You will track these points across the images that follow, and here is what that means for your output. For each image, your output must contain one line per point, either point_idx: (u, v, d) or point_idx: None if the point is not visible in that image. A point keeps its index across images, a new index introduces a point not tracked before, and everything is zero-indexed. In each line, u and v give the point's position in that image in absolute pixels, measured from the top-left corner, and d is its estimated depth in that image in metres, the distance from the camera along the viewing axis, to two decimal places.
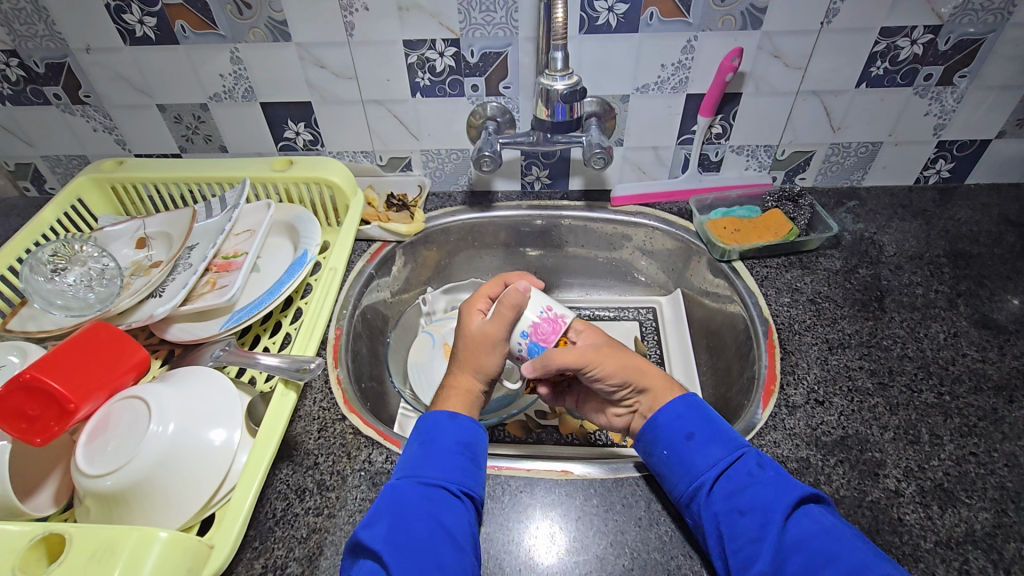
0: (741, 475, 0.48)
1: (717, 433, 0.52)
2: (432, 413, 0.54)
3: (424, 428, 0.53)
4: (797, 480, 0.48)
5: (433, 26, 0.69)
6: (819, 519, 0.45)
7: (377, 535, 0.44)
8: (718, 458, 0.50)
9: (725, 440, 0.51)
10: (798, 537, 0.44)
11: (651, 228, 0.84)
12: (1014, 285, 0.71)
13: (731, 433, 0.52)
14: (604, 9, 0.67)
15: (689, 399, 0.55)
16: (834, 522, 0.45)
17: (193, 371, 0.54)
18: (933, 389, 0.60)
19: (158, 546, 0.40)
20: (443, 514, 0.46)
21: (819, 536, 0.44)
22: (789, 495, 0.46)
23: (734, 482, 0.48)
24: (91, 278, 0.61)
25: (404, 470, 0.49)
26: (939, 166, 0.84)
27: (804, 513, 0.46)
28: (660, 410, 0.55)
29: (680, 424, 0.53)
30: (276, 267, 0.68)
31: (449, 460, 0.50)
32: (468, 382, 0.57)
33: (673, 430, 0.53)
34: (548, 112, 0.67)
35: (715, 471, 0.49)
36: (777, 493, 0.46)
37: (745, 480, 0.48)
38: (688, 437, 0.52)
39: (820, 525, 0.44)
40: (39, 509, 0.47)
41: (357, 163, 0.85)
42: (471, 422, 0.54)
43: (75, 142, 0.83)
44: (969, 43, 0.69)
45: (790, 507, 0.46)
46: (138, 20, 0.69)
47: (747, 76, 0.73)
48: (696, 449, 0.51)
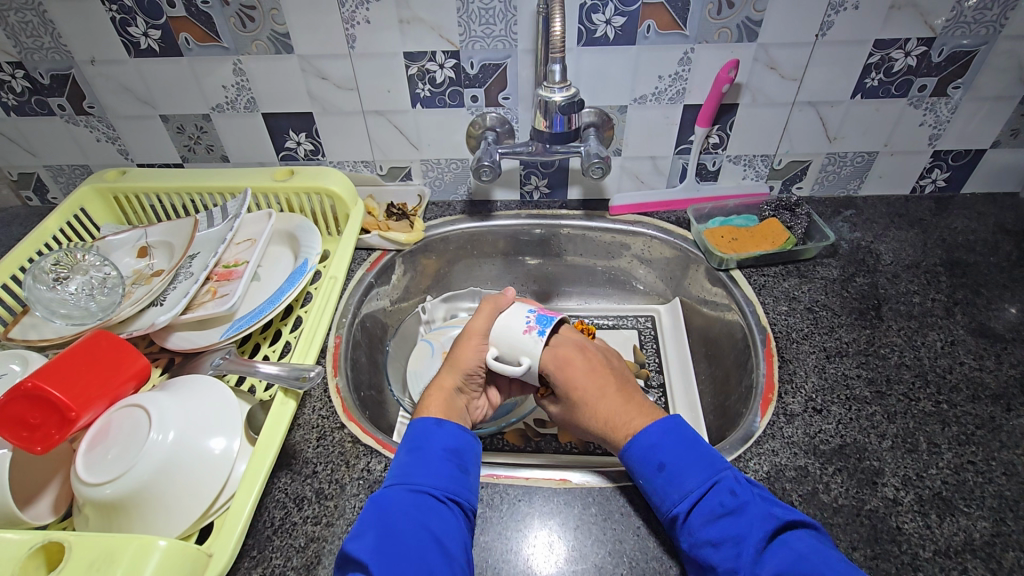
0: (715, 505, 0.47)
1: (690, 459, 0.50)
2: (420, 419, 0.55)
3: (414, 435, 0.53)
4: (772, 507, 0.47)
5: (434, 39, 0.70)
6: (793, 547, 0.44)
7: (365, 545, 0.44)
8: (691, 488, 0.48)
9: (698, 465, 0.50)
10: (774, 570, 0.43)
11: (649, 237, 0.84)
12: (1011, 294, 0.72)
13: (707, 458, 0.50)
14: (602, 22, 0.68)
15: (667, 423, 0.53)
16: (810, 549, 0.43)
17: (192, 379, 0.54)
18: (931, 397, 0.60)
19: (157, 554, 0.40)
20: (431, 521, 0.46)
21: (795, 566, 0.42)
22: (763, 526, 0.45)
23: (709, 511, 0.47)
24: (93, 287, 0.62)
25: (394, 477, 0.50)
26: (935, 175, 0.84)
27: (781, 543, 0.44)
28: (633, 437, 0.54)
29: (652, 454, 0.51)
30: (277, 277, 0.69)
31: (437, 467, 0.50)
32: (449, 381, 0.59)
33: (645, 460, 0.51)
34: (546, 124, 0.68)
35: (689, 502, 0.48)
36: (749, 526, 0.45)
37: (719, 511, 0.47)
38: (660, 467, 0.50)
39: (795, 554, 0.43)
40: (39, 517, 0.47)
41: (357, 173, 0.86)
42: (455, 427, 0.54)
43: (79, 153, 0.84)
44: (962, 55, 0.70)
45: (762, 540, 0.45)
46: (142, 32, 0.70)
47: (743, 87, 0.74)
48: (669, 479, 0.50)
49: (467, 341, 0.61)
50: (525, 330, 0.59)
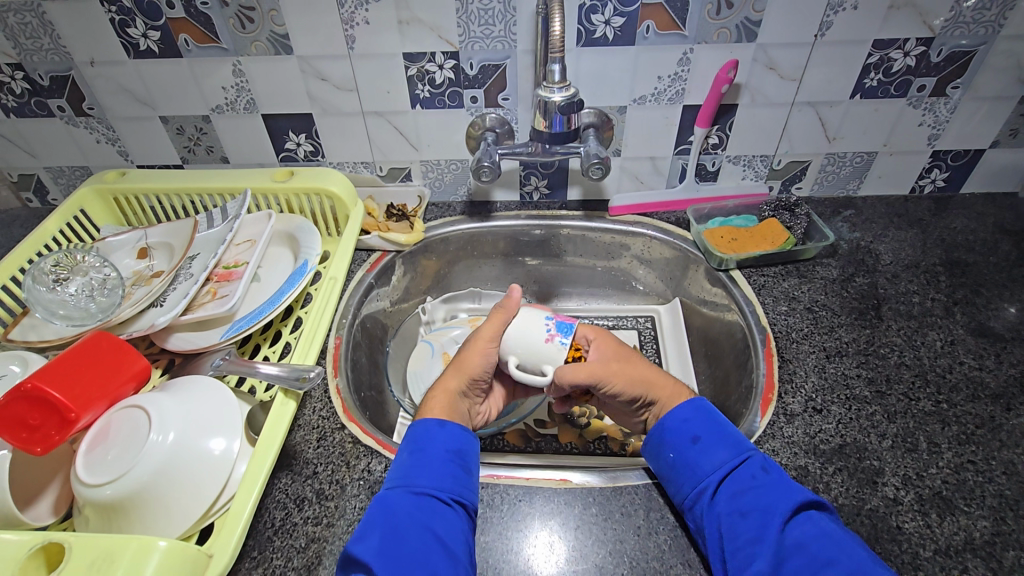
0: (745, 478, 0.49)
1: (722, 436, 0.52)
2: (421, 421, 0.54)
3: (415, 437, 0.53)
4: (799, 484, 0.48)
5: (433, 39, 0.70)
6: (819, 523, 0.45)
7: (369, 547, 0.44)
8: (723, 461, 0.50)
9: (730, 441, 0.52)
10: (797, 539, 0.44)
11: (649, 238, 0.84)
12: (1011, 293, 0.72)
13: (738, 436, 0.52)
14: (601, 23, 0.68)
15: (696, 403, 0.55)
16: (834, 526, 0.45)
17: (192, 380, 0.54)
18: (931, 397, 0.60)
19: (158, 555, 0.40)
20: (434, 523, 0.46)
21: (820, 539, 0.44)
22: (791, 497, 0.47)
23: (738, 485, 0.48)
24: (93, 287, 0.62)
25: (394, 480, 0.49)
26: (934, 175, 0.84)
27: (807, 518, 0.46)
28: (666, 414, 0.55)
29: (686, 427, 0.53)
30: (277, 277, 0.69)
31: (440, 469, 0.50)
32: (455, 383, 0.58)
33: (679, 432, 0.53)
34: (546, 124, 0.68)
35: (720, 473, 0.49)
36: (779, 498, 0.47)
37: (748, 483, 0.48)
38: (694, 440, 0.52)
39: (820, 529, 0.45)
40: (38, 518, 0.47)
41: (357, 174, 0.86)
42: (460, 428, 0.54)
43: (78, 154, 0.84)
44: (961, 55, 0.70)
45: (790, 510, 0.46)
46: (142, 34, 0.70)
47: (742, 88, 0.74)
48: (701, 452, 0.51)
49: (476, 344, 0.60)
50: (547, 338, 0.58)
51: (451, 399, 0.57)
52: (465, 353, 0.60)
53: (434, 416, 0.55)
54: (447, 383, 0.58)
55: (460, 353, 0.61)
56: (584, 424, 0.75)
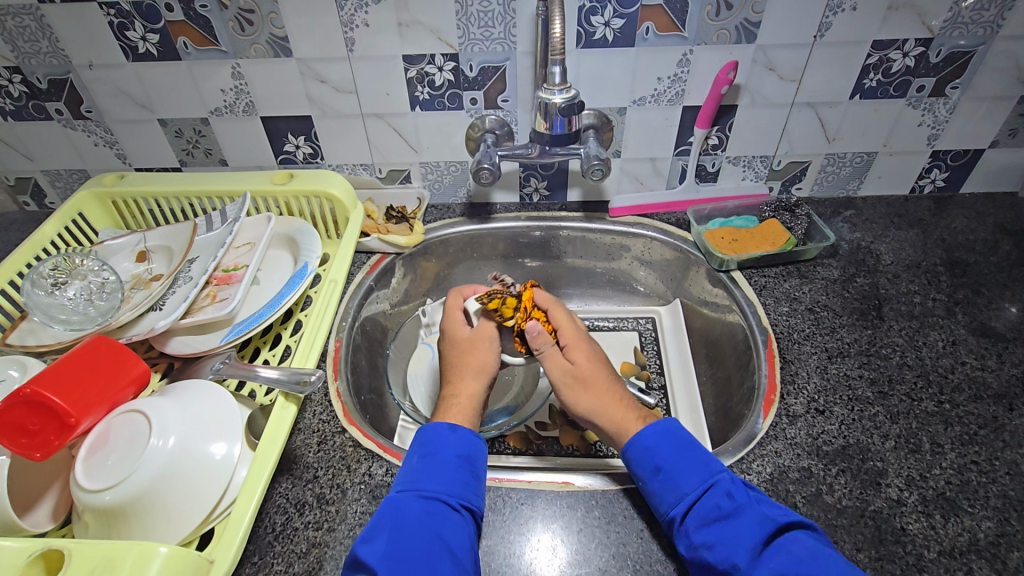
0: (711, 507, 0.48)
1: (686, 462, 0.51)
2: (432, 425, 0.55)
3: (424, 441, 0.53)
4: (769, 509, 0.47)
5: (432, 41, 0.70)
6: (791, 549, 0.44)
7: (376, 550, 0.44)
8: (689, 491, 0.49)
9: (695, 468, 0.50)
10: (772, 571, 0.43)
11: (649, 239, 0.84)
12: (1011, 293, 0.72)
13: (705, 460, 0.51)
14: (601, 24, 0.68)
15: (660, 427, 0.54)
16: (810, 552, 0.43)
17: (191, 384, 0.54)
18: (933, 398, 0.60)
19: (158, 560, 0.40)
20: (443, 530, 0.46)
21: (793, 567, 0.43)
22: (759, 528, 0.45)
23: (703, 514, 0.47)
24: (92, 292, 0.61)
25: (403, 483, 0.50)
26: (934, 175, 0.84)
27: (777, 546, 0.44)
28: (630, 439, 0.55)
29: (649, 457, 0.52)
30: (277, 280, 0.69)
31: (451, 474, 0.50)
32: (475, 385, 0.60)
33: (642, 462, 0.52)
34: (547, 125, 0.68)
35: (686, 503, 0.48)
36: (746, 529, 0.46)
37: (714, 513, 0.47)
38: (657, 470, 0.51)
39: (792, 557, 0.43)
40: (37, 525, 0.47)
41: (357, 176, 0.86)
42: (470, 433, 0.54)
43: (76, 158, 0.84)
44: (960, 55, 0.70)
45: (760, 540, 0.45)
46: (140, 36, 0.70)
47: (742, 89, 0.74)
48: (665, 483, 0.50)
49: (476, 344, 0.63)
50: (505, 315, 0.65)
51: (475, 401, 0.59)
52: (470, 358, 0.62)
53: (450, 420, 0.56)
54: (466, 386, 0.60)
55: (464, 357, 0.62)
56: (585, 426, 0.74)
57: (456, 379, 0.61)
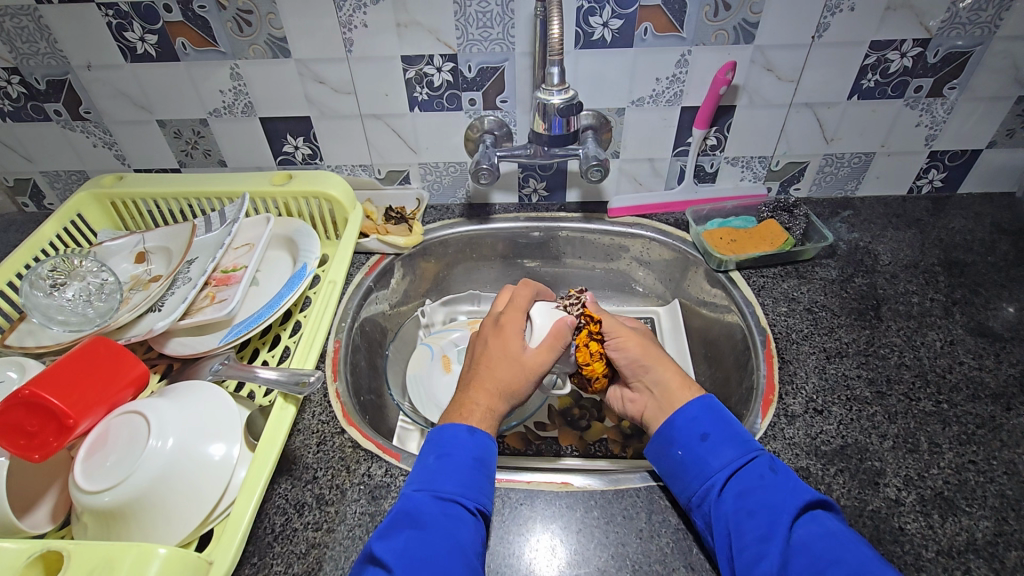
0: (753, 476, 0.49)
1: (730, 435, 0.52)
2: (452, 424, 0.54)
3: (441, 440, 0.52)
4: (808, 486, 0.48)
5: (431, 42, 0.70)
6: (825, 522, 0.45)
7: (392, 548, 0.44)
8: (732, 459, 0.50)
9: (739, 439, 0.52)
10: (806, 538, 0.44)
11: (648, 239, 0.84)
12: (1009, 293, 0.72)
13: (747, 436, 0.52)
14: (600, 25, 0.68)
15: (706, 400, 0.55)
16: (842, 527, 0.45)
17: (190, 386, 0.54)
18: (931, 397, 0.61)
19: (157, 562, 0.40)
20: (459, 532, 0.46)
21: (823, 538, 0.43)
22: (800, 497, 0.47)
23: (745, 483, 0.48)
24: (91, 293, 0.61)
25: (418, 483, 0.49)
26: (931, 175, 0.85)
27: (812, 519, 0.45)
28: (674, 411, 0.55)
29: (695, 426, 0.53)
30: (276, 281, 0.69)
31: (470, 474, 0.50)
32: (497, 406, 0.56)
33: (688, 429, 0.53)
34: (545, 126, 0.68)
35: (728, 471, 0.50)
36: (785, 498, 0.47)
37: (757, 481, 0.48)
38: (703, 437, 0.52)
39: (827, 528, 0.44)
40: (36, 526, 0.47)
41: (356, 176, 0.86)
42: (486, 437, 0.53)
43: (75, 159, 0.84)
44: (957, 56, 0.70)
45: (800, 509, 0.46)
46: (139, 37, 0.70)
47: (740, 89, 0.74)
48: (710, 449, 0.51)
49: (524, 367, 0.58)
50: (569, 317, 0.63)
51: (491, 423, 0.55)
52: (499, 374, 0.57)
53: (466, 422, 0.54)
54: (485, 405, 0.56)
55: (493, 370, 0.57)
56: (584, 426, 0.74)
57: (477, 391, 0.56)
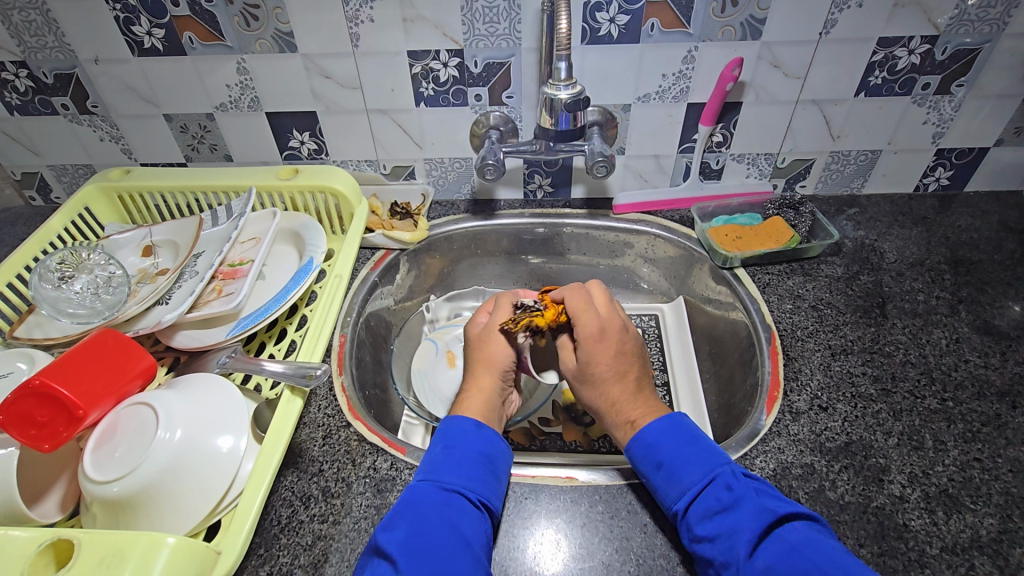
0: (711, 501, 0.48)
1: (687, 456, 0.51)
2: (458, 418, 0.56)
3: (449, 433, 0.55)
4: (767, 500, 0.47)
5: (437, 37, 0.70)
6: (786, 540, 0.44)
7: (395, 538, 0.45)
8: (689, 485, 0.49)
9: (696, 461, 0.51)
10: (765, 563, 0.43)
11: (652, 236, 0.84)
12: (1015, 291, 0.72)
13: (707, 454, 0.51)
14: (606, 20, 0.68)
15: (660, 423, 0.54)
16: (806, 542, 0.43)
17: (199, 377, 0.54)
18: (936, 395, 0.60)
19: (167, 550, 0.40)
20: (460, 522, 0.47)
21: (785, 560, 0.43)
22: (756, 518, 0.45)
23: (705, 507, 0.48)
24: (99, 286, 0.62)
25: (426, 473, 0.51)
26: (938, 173, 0.84)
27: (775, 537, 0.44)
28: (633, 438, 0.55)
29: (651, 453, 0.53)
30: (282, 275, 0.69)
31: (470, 469, 0.51)
32: (490, 381, 0.62)
33: (645, 459, 0.53)
34: (552, 121, 0.68)
35: (686, 498, 0.49)
36: (743, 521, 0.46)
37: (714, 506, 0.47)
38: (658, 466, 0.52)
39: (788, 548, 0.43)
40: (45, 516, 0.47)
41: (361, 172, 0.86)
42: (493, 433, 0.55)
43: (82, 153, 0.84)
44: (965, 53, 0.70)
45: (756, 532, 0.45)
46: (146, 31, 0.70)
47: (747, 85, 0.74)
48: (667, 477, 0.51)
49: (493, 338, 0.64)
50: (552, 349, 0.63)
51: (489, 396, 0.61)
52: (487, 352, 0.64)
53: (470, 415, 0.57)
54: (480, 381, 0.62)
55: (483, 351, 0.64)
56: (588, 422, 0.74)
57: (472, 373, 0.63)
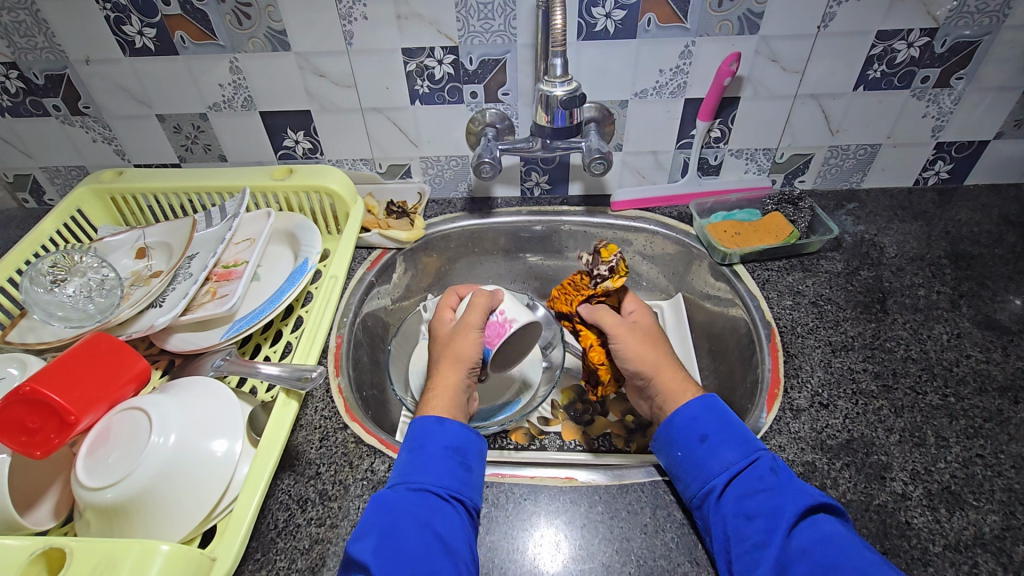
0: (753, 479, 0.49)
1: (731, 436, 0.52)
2: (421, 419, 0.55)
3: (413, 434, 0.54)
4: (808, 487, 0.48)
5: (432, 34, 0.69)
6: (822, 528, 0.45)
7: (366, 547, 0.44)
8: (732, 461, 0.50)
9: (739, 441, 0.52)
10: (803, 546, 0.44)
11: (651, 233, 0.84)
12: (1016, 285, 0.71)
13: (748, 436, 0.52)
14: (602, 16, 0.67)
15: (707, 401, 0.56)
16: (838, 532, 0.45)
17: (193, 381, 0.54)
18: (938, 391, 0.60)
19: (160, 558, 0.40)
20: (434, 520, 0.47)
21: (822, 545, 0.44)
22: (799, 501, 0.47)
23: (746, 486, 0.48)
24: (91, 289, 0.61)
25: (395, 476, 0.50)
26: (938, 167, 0.84)
27: (811, 522, 0.46)
28: (676, 411, 0.56)
29: (695, 427, 0.54)
30: (277, 276, 0.68)
31: (440, 464, 0.51)
32: (455, 376, 0.60)
33: (689, 431, 0.53)
34: (548, 119, 0.67)
35: (728, 474, 0.50)
36: (786, 500, 0.47)
37: (756, 485, 0.48)
38: (703, 439, 0.53)
39: (824, 535, 0.44)
40: (38, 522, 0.46)
41: (356, 171, 0.85)
42: (457, 424, 0.54)
43: (75, 154, 0.84)
44: (965, 45, 0.69)
45: (797, 514, 0.46)
46: (137, 31, 0.69)
47: (745, 80, 0.73)
48: (709, 452, 0.51)
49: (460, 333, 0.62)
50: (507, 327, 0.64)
51: (455, 394, 0.59)
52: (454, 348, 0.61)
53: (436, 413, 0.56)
54: (447, 379, 0.60)
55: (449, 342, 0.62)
56: (587, 421, 0.74)
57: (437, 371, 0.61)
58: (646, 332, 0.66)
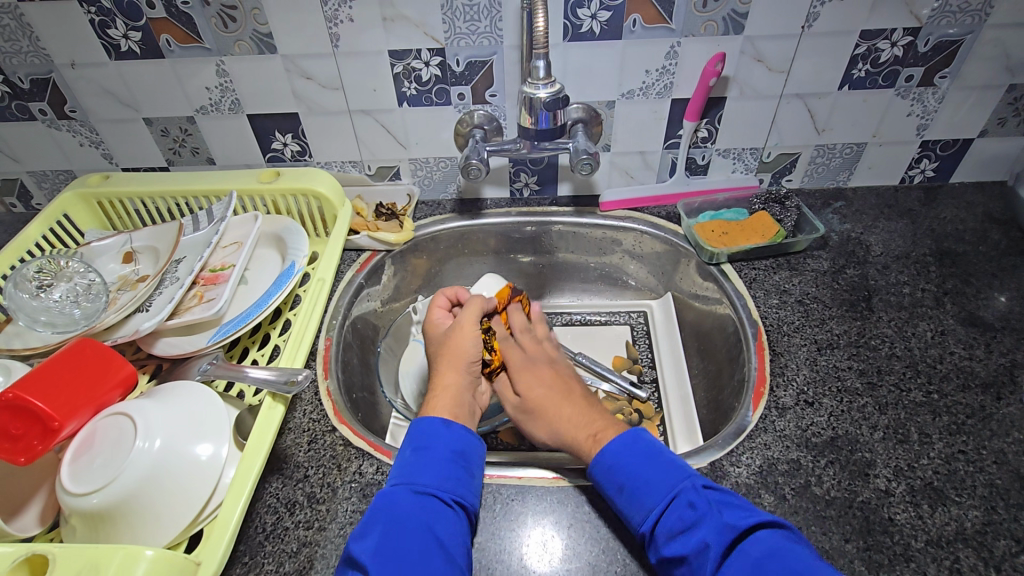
0: (673, 521, 0.47)
1: (648, 476, 0.50)
2: (426, 417, 0.56)
3: (418, 435, 0.54)
4: (727, 515, 0.46)
5: (418, 36, 0.69)
6: (750, 553, 0.43)
7: (367, 547, 0.44)
8: (650, 506, 0.48)
9: (656, 480, 0.50)
10: None
11: (639, 233, 0.84)
12: (1000, 282, 0.72)
13: (665, 472, 0.50)
14: (588, 17, 0.67)
15: (620, 442, 0.54)
16: (769, 551, 0.43)
17: (179, 385, 0.54)
18: (921, 388, 0.61)
19: (145, 564, 0.40)
20: (436, 524, 0.47)
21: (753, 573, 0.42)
22: (718, 534, 0.45)
23: (668, 529, 0.47)
24: (78, 293, 0.61)
25: (397, 477, 0.50)
26: (923, 165, 0.84)
27: (739, 550, 0.44)
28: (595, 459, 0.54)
29: (611, 477, 0.52)
30: (265, 280, 0.68)
31: (444, 469, 0.51)
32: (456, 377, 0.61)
33: (606, 482, 0.52)
34: (532, 120, 0.68)
35: (649, 520, 0.48)
36: (708, 535, 0.45)
37: (677, 526, 0.47)
38: (620, 489, 0.51)
39: (750, 561, 0.43)
40: (23, 529, 0.46)
41: (345, 173, 0.85)
42: (463, 429, 0.55)
43: (62, 158, 0.83)
44: (948, 44, 0.70)
45: (721, 549, 0.44)
46: (123, 34, 0.69)
47: (730, 80, 0.74)
48: (628, 501, 0.50)
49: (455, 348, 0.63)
50: None
51: (456, 394, 0.59)
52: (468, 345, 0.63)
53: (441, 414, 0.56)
54: (447, 379, 0.61)
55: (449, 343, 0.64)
56: None
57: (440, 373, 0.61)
58: (540, 397, 0.62)
